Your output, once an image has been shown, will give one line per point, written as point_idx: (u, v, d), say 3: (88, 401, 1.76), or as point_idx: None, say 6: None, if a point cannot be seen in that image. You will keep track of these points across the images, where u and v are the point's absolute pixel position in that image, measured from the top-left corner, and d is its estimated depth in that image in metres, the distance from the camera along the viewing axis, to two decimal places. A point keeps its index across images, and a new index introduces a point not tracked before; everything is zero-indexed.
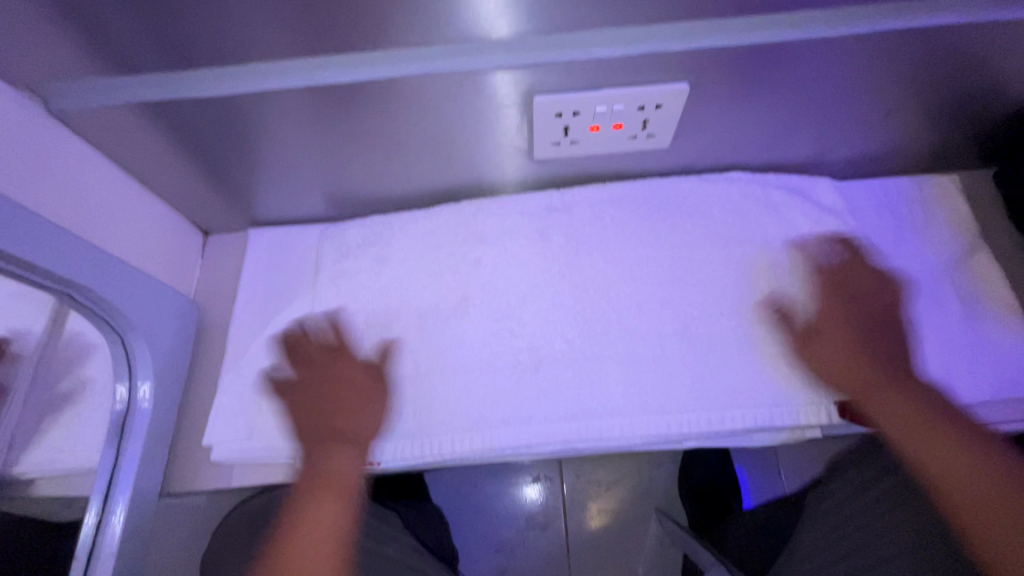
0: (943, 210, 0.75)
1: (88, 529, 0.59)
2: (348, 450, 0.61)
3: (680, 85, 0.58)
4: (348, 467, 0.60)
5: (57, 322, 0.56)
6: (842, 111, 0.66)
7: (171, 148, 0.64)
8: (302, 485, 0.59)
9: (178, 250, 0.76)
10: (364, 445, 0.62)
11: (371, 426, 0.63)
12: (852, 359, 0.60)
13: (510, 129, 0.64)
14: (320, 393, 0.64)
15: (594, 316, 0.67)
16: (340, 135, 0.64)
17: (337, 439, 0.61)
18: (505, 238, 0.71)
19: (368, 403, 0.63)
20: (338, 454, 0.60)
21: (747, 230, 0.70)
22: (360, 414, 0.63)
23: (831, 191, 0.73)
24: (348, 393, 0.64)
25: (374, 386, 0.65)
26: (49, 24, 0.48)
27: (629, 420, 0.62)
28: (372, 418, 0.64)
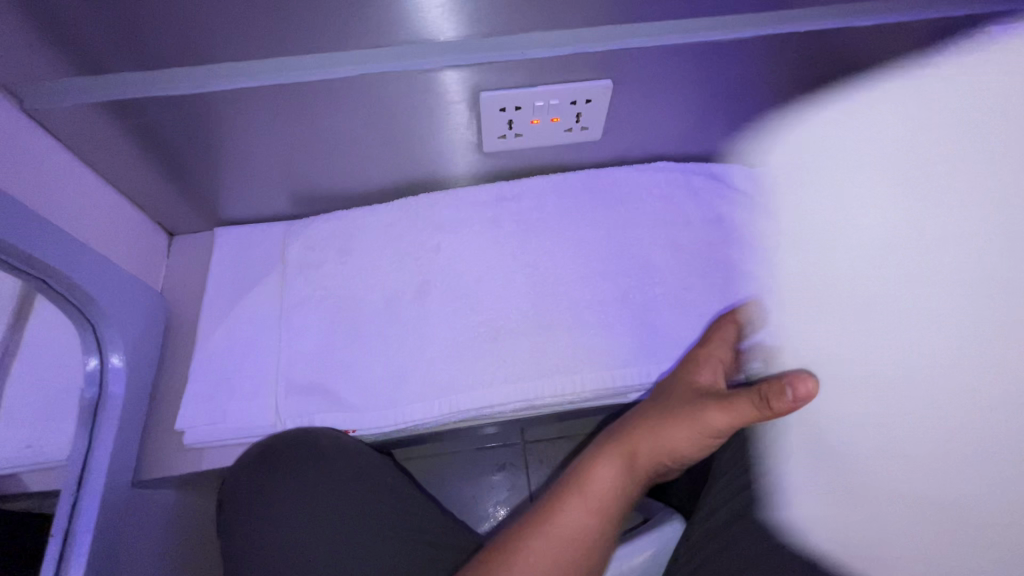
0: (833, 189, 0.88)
1: (66, 506, 0.60)
2: (606, 461, 0.63)
3: (605, 82, 0.68)
4: (607, 479, 0.62)
5: (23, 310, 0.58)
6: (743, 106, 0.77)
7: (142, 147, 0.68)
8: (560, 492, 0.62)
9: (144, 249, 0.79)
10: (662, 455, 0.63)
11: (679, 445, 0.63)
12: None
13: (461, 124, 0.72)
14: (660, 417, 0.64)
15: (545, 290, 0.74)
16: (306, 132, 0.70)
17: (619, 449, 0.64)
18: (459, 225, 0.78)
19: (672, 419, 0.63)
20: (599, 461, 0.63)
21: (674, 210, 0.80)
22: (667, 427, 0.63)
23: (742, 173, 0.84)
24: (676, 411, 0.63)
25: (682, 401, 0.64)
26: (30, 26, 0.52)
27: (579, 376, 0.70)
28: (684, 436, 0.63)
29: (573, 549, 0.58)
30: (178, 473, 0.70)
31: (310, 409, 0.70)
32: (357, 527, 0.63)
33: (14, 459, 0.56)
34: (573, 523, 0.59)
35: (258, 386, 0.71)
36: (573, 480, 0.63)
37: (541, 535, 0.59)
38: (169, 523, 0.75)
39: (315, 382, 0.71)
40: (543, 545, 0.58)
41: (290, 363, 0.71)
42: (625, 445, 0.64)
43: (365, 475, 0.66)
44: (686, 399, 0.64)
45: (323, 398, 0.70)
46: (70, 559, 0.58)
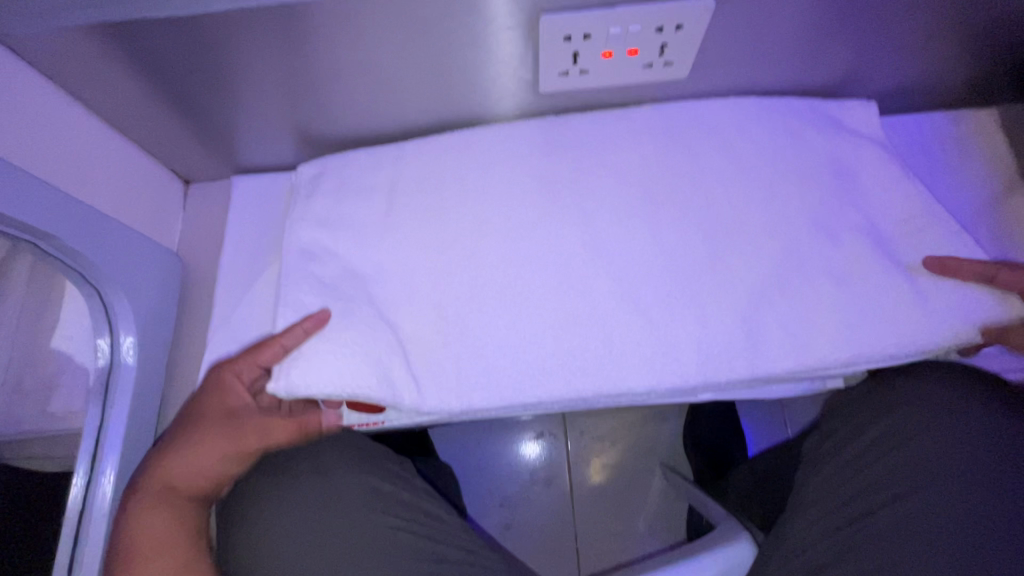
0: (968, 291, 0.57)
1: (79, 488, 0.57)
2: (152, 510, 0.52)
3: (705, 1, 0.51)
4: (165, 528, 0.52)
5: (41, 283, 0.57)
6: (880, 35, 0.59)
7: (139, 82, 0.58)
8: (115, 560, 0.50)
9: (156, 199, 0.71)
10: (196, 493, 0.55)
11: (210, 468, 0.55)
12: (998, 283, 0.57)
13: (512, 57, 0.58)
14: (166, 446, 0.55)
15: (611, 262, 0.60)
16: (324, 65, 0.58)
17: (148, 499, 0.53)
18: (498, 176, 0.64)
19: (187, 453, 0.54)
20: (134, 521, 0.51)
21: (780, 167, 0.63)
22: (189, 455, 0.54)
23: (865, 119, 0.67)
24: (186, 432, 0.55)
25: (189, 421, 0.56)
26: None
27: (644, 371, 0.57)
28: (207, 463, 0.55)
29: None
30: None
31: (323, 381, 0.55)
32: (357, 553, 0.56)
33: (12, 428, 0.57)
34: None
35: None
36: (118, 551, 0.51)
37: None
38: None
39: None
40: None
41: None
42: (155, 486, 0.53)
43: (375, 491, 0.60)
44: (219, 421, 0.56)
45: None
46: (84, 546, 0.56)
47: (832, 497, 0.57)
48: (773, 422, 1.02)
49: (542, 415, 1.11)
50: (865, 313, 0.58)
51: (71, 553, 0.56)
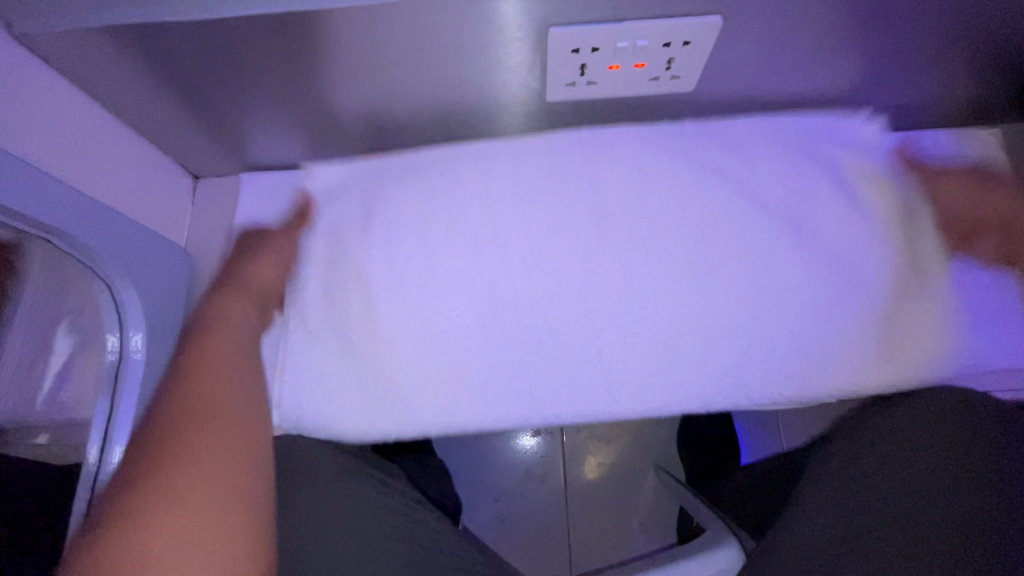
0: (935, 194, 0.66)
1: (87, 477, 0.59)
2: (200, 373, 0.54)
3: (713, 19, 0.52)
4: (216, 385, 0.53)
5: (51, 272, 0.56)
6: (886, 56, 0.60)
7: (152, 81, 0.59)
8: (172, 412, 0.50)
9: (166, 194, 0.72)
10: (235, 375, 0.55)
11: (268, 275, 0.65)
12: (965, 218, 0.65)
13: (521, 66, 0.59)
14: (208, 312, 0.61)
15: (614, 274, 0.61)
16: (337, 71, 0.59)
17: (188, 369, 0.54)
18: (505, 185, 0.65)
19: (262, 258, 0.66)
20: (190, 379, 0.53)
21: (785, 194, 0.65)
22: (251, 264, 0.65)
23: (869, 134, 0.67)
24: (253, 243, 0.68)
25: (218, 303, 0.61)
26: None
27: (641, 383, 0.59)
28: (270, 271, 0.66)
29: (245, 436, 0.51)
30: None
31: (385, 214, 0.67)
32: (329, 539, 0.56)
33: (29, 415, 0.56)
34: (215, 437, 0.49)
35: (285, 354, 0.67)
36: (172, 407, 0.51)
37: (189, 455, 0.47)
38: None
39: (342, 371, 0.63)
40: (210, 414, 0.51)
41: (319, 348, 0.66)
42: (189, 360, 0.55)
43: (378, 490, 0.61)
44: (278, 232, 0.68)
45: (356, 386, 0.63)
46: None
47: (830, 505, 0.56)
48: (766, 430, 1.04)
49: None
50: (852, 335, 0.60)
51: None
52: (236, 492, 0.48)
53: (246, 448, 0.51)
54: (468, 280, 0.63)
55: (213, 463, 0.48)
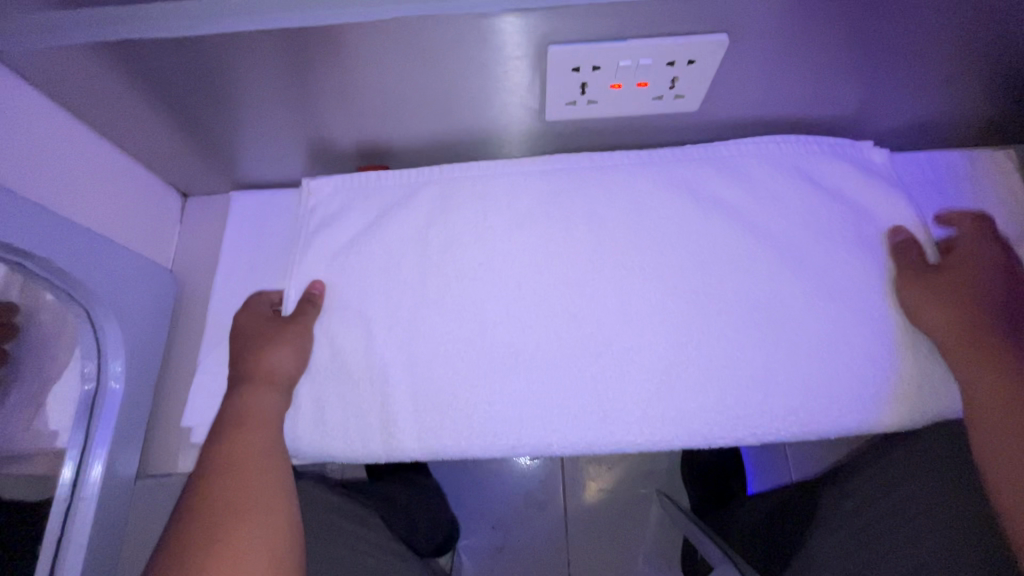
0: (918, 313, 0.56)
1: (57, 516, 0.55)
2: (257, 387, 0.57)
3: (720, 37, 0.50)
4: (272, 407, 0.56)
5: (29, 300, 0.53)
6: (898, 74, 0.58)
7: (137, 97, 0.57)
8: (230, 419, 0.55)
9: (153, 213, 0.70)
10: (286, 386, 0.58)
11: (288, 365, 0.58)
12: (959, 299, 0.55)
13: (520, 84, 0.57)
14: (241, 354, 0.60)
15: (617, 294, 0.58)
16: (329, 88, 0.57)
17: (248, 381, 0.57)
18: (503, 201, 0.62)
19: (275, 343, 0.59)
20: (249, 395, 0.56)
21: (798, 211, 0.61)
22: (266, 354, 0.58)
23: (880, 153, 0.65)
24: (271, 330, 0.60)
25: (255, 371, 0.57)
26: None
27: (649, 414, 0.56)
28: (287, 358, 0.58)
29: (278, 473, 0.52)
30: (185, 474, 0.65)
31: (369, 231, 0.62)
32: None
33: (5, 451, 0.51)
34: (259, 446, 0.53)
35: None
36: (234, 412, 0.55)
37: (236, 465, 0.51)
38: None
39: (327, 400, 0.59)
40: (254, 434, 0.54)
41: None
42: (247, 374, 0.58)
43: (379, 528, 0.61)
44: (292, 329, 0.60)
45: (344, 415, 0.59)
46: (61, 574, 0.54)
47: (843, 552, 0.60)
48: (774, 457, 1.00)
49: None
50: (877, 363, 0.56)
51: None
52: (273, 510, 0.49)
53: (270, 488, 0.51)
54: (465, 303, 0.60)
55: (253, 483, 0.50)
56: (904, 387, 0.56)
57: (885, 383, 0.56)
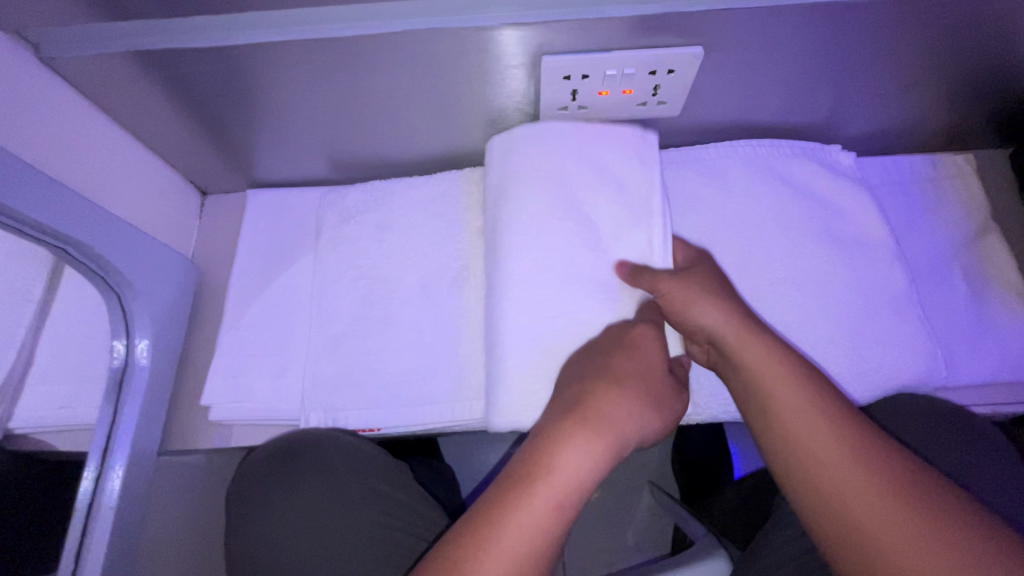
0: (700, 307, 0.56)
1: (88, 482, 0.59)
2: (561, 452, 0.49)
3: (695, 49, 0.56)
4: (577, 472, 0.49)
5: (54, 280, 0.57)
6: (861, 83, 0.64)
7: (166, 100, 0.62)
8: (488, 504, 0.47)
9: (175, 208, 0.75)
10: (577, 489, 0.48)
11: (623, 425, 0.52)
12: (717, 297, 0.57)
13: (517, 90, 0.62)
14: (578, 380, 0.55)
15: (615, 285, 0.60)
16: (342, 94, 0.62)
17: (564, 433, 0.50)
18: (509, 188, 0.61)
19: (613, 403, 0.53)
20: (552, 453, 0.49)
21: (773, 208, 0.66)
22: (610, 409, 0.52)
23: (847, 155, 0.71)
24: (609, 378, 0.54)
25: (582, 416, 0.51)
26: None
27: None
28: (626, 417, 0.53)
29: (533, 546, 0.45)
30: (204, 450, 0.69)
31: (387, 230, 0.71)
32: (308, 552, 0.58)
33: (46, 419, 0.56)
34: (509, 543, 0.45)
35: (285, 364, 0.68)
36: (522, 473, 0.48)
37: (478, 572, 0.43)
38: None
39: (340, 376, 0.65)
40: (514, 530, 0.45)
41: (317, 356, 0.66)
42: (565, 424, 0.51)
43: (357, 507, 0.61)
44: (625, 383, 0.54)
45: (356, 392, 0.65)
46: (92, 535, 0.59)
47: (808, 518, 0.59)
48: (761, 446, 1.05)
49: None
50: (843, 347, 0.61)
51: (78, 543, 0.58)
52: None
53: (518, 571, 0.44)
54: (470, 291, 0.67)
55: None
56: (868, 369, 0.61)
57: (852, 367, 0.61)
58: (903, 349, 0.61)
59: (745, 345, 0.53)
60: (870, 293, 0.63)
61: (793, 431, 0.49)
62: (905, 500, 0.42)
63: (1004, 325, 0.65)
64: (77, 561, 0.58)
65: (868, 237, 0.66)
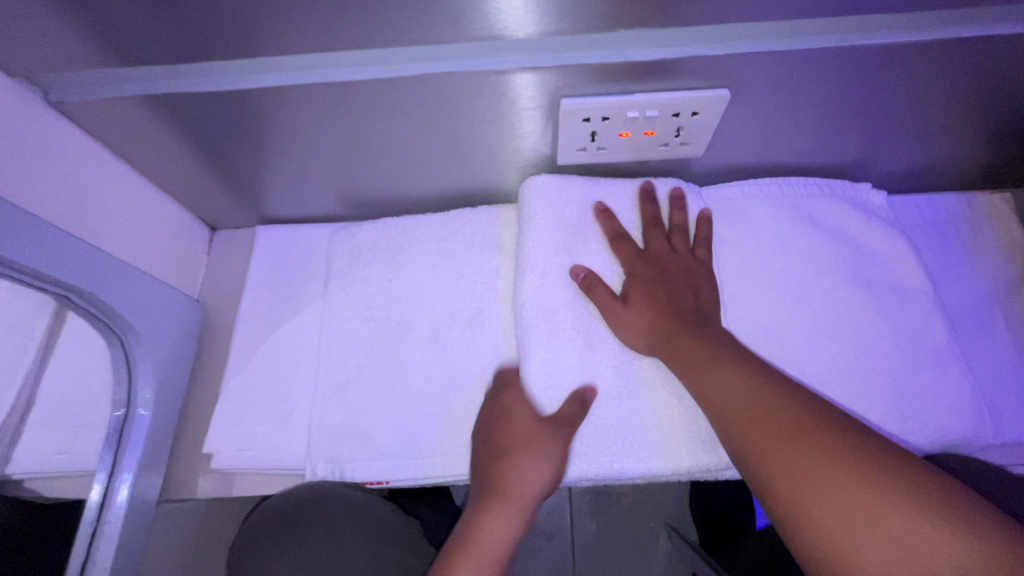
0: (619, 306, 0.57)
1: (84, 539, 0.57)
2: (483, 514, 0.55)
3: (721, 92, 0.53)
4: (497, 534, 0.54)
5: (53, 331, 0.54)
6: (895, 123, 0.61)
7: (173, 141, 0.61)
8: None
9: (183, 245, 0.73)
10: (498, 554, 0.54)
11: (538, 484, 0.54)
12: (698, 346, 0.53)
13: (534, 131, 0.60)
14: (485, 454, 0.57)
15: None
16: (353, 135, 0.60)
17: (478, 500, 0.56)
18: (552, 240, 0.61)
19: (531, 460, 0.54)
20: (472, 521, 0.55)
21: (802, 253, 0.63)
22: (521, 469, 0.54)
23: (878, 194, 0.68)
24: (509, 436, 0.55)
25: (493, 483, 0.55)
26: (56, 25, 0.46)
27: (704, 440, 0.56)
28: (542, 473, 0.54)
29: None
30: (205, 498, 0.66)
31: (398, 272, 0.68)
32: None
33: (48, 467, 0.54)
34: None
35: (290, 411, 0.65)
36: (457, 543, 0.55)
37: None
38: None
39: (346, 425, 0.63)
40: None
41: (323, 403, 0.63)
42: (477, 493, 0.56)
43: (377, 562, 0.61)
44: (546, 438, 0.55)
45: (363, 442, 0.62)
46: None
47: None
48: None
49: None
50: (883, 401, 0.57)
51: None
52: None
53: None
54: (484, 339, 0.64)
55: None
56: (910, 432, 0.56)
57: (896, 427, 0.56)
58: (947, 406, 0.57)
59: (687, 347, 0.54)
60: (909, 344, 0.59)
61: (772, 453, 0.44)
62: (871, 480, 0.39)
63: None
64: None
65: (906, 282, 0.63)
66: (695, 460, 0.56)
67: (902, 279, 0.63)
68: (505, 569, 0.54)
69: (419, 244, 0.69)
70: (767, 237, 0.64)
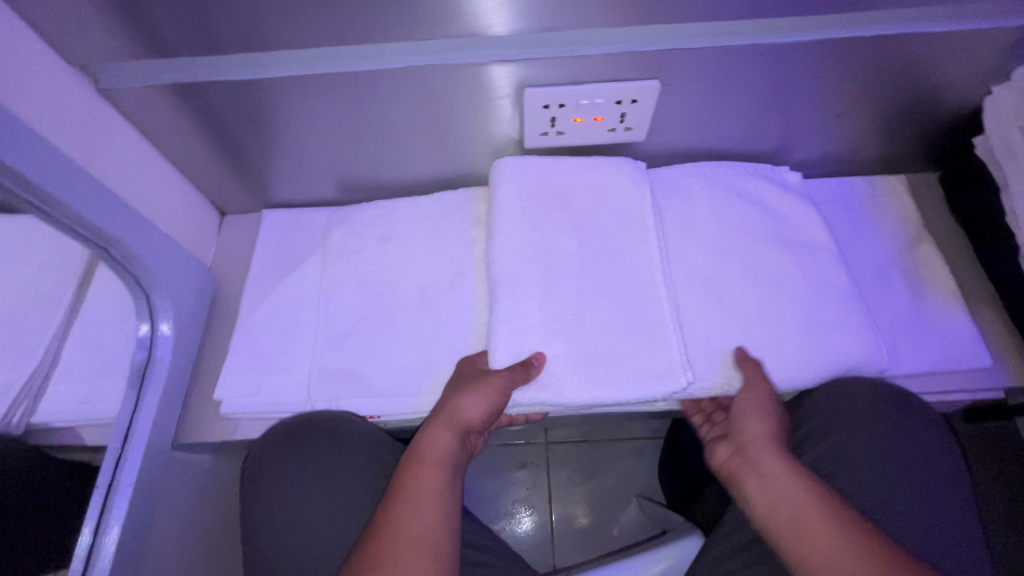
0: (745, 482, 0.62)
1: (110, 463, 0.64)
2: (433, 428, 0.63)
3: (652, 82, 0.66)
4: (441, 445, 0.61)
5: (86, 279, 0.64)
6: (800, 113, 0.74)
7: (197, 126, 0.71)
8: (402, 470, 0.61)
9: (197, 225, 0.83)
10: (446, 461, 0.61)
11: (473, 412, 0.62)
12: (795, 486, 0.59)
13: (505, 118, 0.72)
14: (446, 392, 0.66)
15: (609, 282, 0.68)
16: (352, 122, 0.72)
17: (429, 423, 0.64)
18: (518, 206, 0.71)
19: (468, 395, 0.62)
20: (423, 436, 0.63)
21: (729, 220, 0.75)
22: (459, 400, 0.63)
23: (794, 175, 0.81)
24: (459, 383, 0.65)
25: (443, 413, 0.63)
26: (116, 23, 0.57)
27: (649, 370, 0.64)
28: (478, 405, 0.62)
29: (428, 512, 0.57)
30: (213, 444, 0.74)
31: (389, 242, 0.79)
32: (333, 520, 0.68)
33: (69, 413, 0.63)
34: (415, 499, 0.58)
35: (292, 363, 0.74)
36: (414, 451, 0.62)
37: (389, 540, 0.55)
38: (201, 489, 0.78)
39: (343, 371, 0.71)
40: (409, 486, 0.59)
41: (323, 353, 0.72)
42: (433, 417, 0.64)
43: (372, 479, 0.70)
44: (482, 379, 0.63)
45: (358, 385, 0.71)
46: (111, 513, 0.63)
47: None
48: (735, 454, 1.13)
49: (528, 445, 1.17)
50: (799, 335, 0.68)
51: (98, 516, 0.62)
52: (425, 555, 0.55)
53: (417, 528, 0.56)
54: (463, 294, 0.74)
55: (408, 525, 0.56)
56: (821, 359, 0.66)
57: (811, 355, 0.67)
58: (855, 339, 0.68)
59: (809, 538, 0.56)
60: (821, 290, 0.71)
61: None
62: None
63: (943, 321, 0.73)
64: (94, 538, 0.62)
65: (817, 243, 0.75)
66: (636, 392, 0.63)
67: (814, 241, 0.75)
68: (452, 473, 0.61)
69: (407, 219, 0.80)
70: (701, 206, 0.76)
